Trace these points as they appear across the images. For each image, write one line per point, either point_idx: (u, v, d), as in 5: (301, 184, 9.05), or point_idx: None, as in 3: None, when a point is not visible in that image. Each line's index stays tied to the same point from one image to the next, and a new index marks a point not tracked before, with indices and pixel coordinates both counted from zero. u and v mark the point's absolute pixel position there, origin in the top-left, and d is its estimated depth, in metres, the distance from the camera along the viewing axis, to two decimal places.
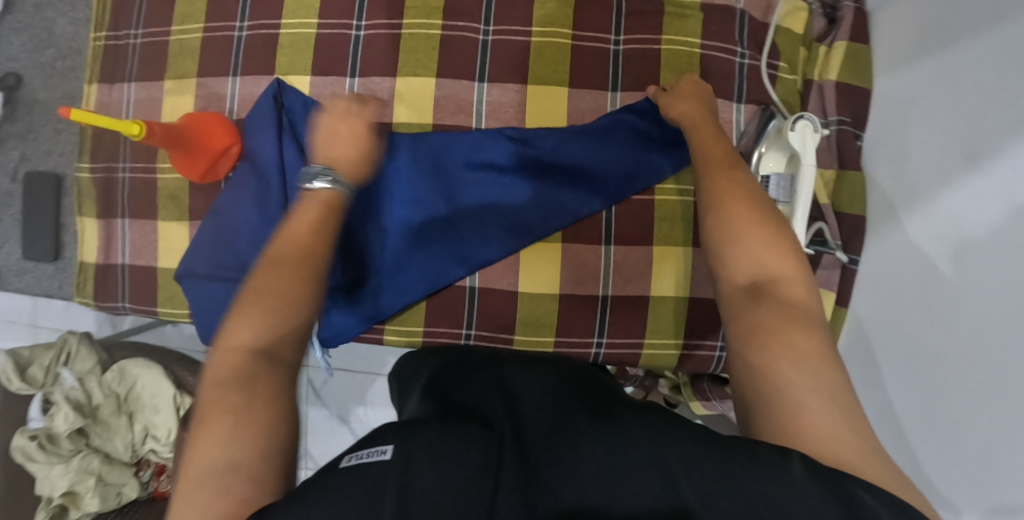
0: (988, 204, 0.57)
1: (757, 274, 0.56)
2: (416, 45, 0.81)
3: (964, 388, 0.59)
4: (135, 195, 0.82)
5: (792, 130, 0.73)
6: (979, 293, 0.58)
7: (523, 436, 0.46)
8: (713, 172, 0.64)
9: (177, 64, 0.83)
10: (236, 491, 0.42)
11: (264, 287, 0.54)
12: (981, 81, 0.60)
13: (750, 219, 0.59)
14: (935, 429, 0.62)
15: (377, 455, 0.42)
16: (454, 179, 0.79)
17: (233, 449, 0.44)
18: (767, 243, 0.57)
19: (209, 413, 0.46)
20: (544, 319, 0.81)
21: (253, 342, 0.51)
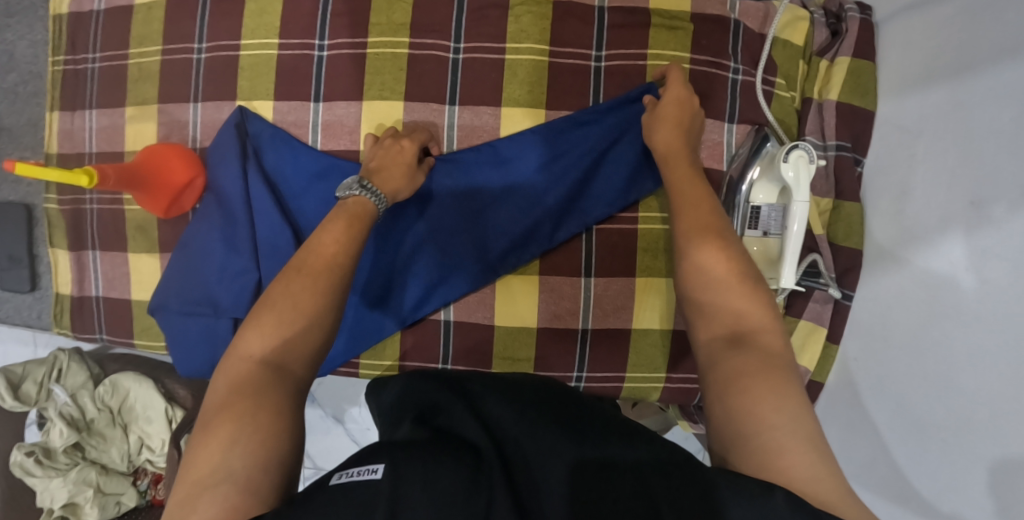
0: (1002, 258, 0.52)
1: (736, 327, 0.51)
2: (382, 66, 0.76)
3: (962, 450, 0.56)
4: (104, 226, 0.82)
5: (784, 162, 0.67)
6: (982, 355, 0.54)
7: (507, 456, 0.45)
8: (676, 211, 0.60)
9: (136, 89, 0.79)
10: (230, 499, 0.43)
11: (285, 295, 0.56)
12: (995, 123, 0.54)
13: (729, 269, 0.53)
14: (938, 463, 0.59)
15: (367, 475, 0.42)
16: (432, 199, 0.75)
17: (233, 458, 0.46)
18: (734, 273, 0.53)
19: (221, 417, 0.48)
20: (521, 354, 0.78)
21: (265, 355, 0.53)
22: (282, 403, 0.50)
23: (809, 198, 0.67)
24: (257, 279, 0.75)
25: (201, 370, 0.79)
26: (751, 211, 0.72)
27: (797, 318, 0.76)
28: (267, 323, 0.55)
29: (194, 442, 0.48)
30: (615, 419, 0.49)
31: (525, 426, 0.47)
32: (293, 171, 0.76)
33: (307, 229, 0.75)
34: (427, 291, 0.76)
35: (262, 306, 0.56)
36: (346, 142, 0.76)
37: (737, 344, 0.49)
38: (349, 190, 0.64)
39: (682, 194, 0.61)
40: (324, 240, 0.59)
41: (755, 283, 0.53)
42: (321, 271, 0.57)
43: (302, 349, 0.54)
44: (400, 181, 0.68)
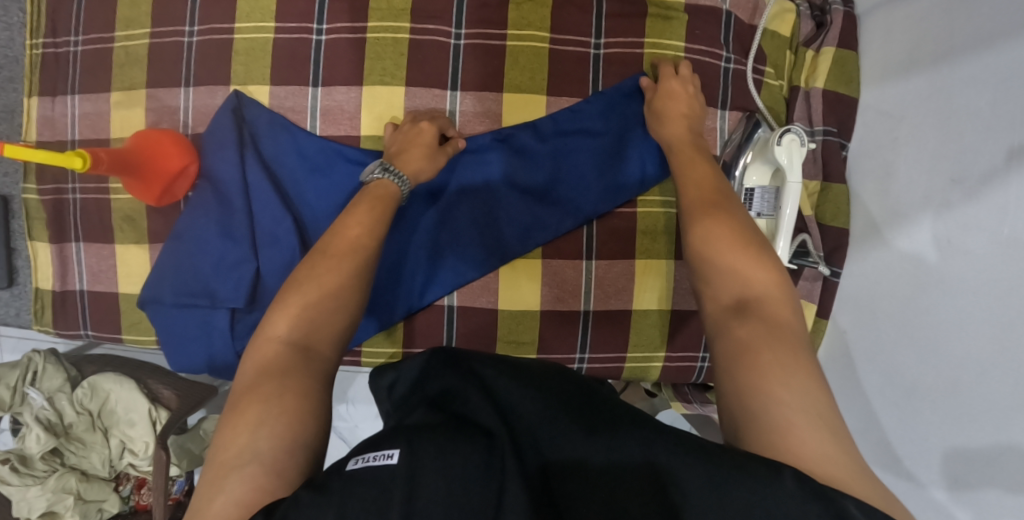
0: (980, 234, 0.56)
1: (741, 293, 0.52)
2: (382, 51, 0.75)
3: (947, 416, 0.59)
4: (88, 217, 0.78)
5: (777, 144, 0.70)
6: (966, 325, 0.58)
7: (520, 440, 0.44)
8: (691, 208, 0.60)
9: (123, 74, 0.77)
10: (256, 480, 0.43)
11: (310, 279, 0.56)
12: (976, 109, 0.58)
13: (733, 233, 0.56)
14: (918, 425, 0.63)
15: (384, 459, 0.42)
16: (436, 187, 0.76)
17: (259, 439, 0.45)
18: (735, 237, 0.56)
19: (248, 399, 0.48)
20: (524, 336, 0.79)
21: (292, 335, 0.53)
22: (310, 384, 0.50)
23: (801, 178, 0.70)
24: (255, 269, 0.74)
25: (197, 365, 0.77)
26: (746, 191, 0.75)
27: None
28: (294, 304, 0.55)
29: (221, 425, 0.47)
30: (619, 401, 0.49)
31: (538, 400, 0.47)
32: (295, 157, 0.75)
33: (310, 217, 0.75)
34: (428, 279, 0.76)
35: (289, 290, 0.56)
36: (347, 128, 0.76)
37: (744, 317, 0.50)
38: (373, 174, 0.66)
39: (688, 194, 0.62)
40: (350, 223, 0.61)
41: (763, 250, 0.55)
42: (346, 253, 0.59)
43: (329, 331, 0.54)
44: (423, 162, 0.70)
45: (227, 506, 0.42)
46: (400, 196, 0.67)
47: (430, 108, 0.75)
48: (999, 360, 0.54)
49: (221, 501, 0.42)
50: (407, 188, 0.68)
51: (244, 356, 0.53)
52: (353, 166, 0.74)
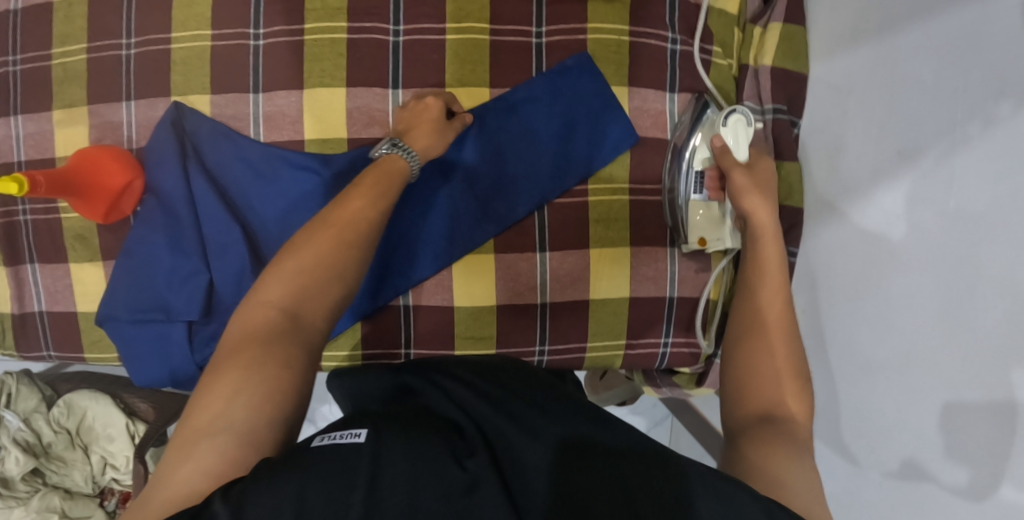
0: (926, 203, 0.56)
1: (768, 411, 0.54)
2: (321, 52, 0.74)
3: (903, 390, 0.59)
4: (40, 238, 0.78)
5: (725, 126, 0.70)
6: (917, 301, 0.57)
7: (485, 435, 0.45)
8: (760, 328, 0.59)
9: (64, 91, 0.76)
10: (227, 451, 0.45)
11: (307, 245, 0.57)
12: (923, 86, 0.57)
13: (786, 362, 0.56)
14: (878, 396, 0.63)
15: (351, 438, 0.42)
16: (445, 164, 0.76)
17: (236, 405, 0.47)
18: (789, 368, 0.56)
19: (231, 361, 0.50)
20: (483, 332, 0.78)
21: (284, 301, 0.54)
22: (294, 357, 0.51)
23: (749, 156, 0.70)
24: (209, 280, 0.74)
25: (158, 379, 0.77)
26: (698, 174, 0.74)
27: None
28: (288, 269, 0.56)
29: (202, 385, 0.49)
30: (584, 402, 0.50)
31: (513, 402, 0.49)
32: (240, 164, 0.74)
33: (258, 224, 0.75)
34: (381, 280, 0.76)
35: (287, 252, 0.57)
36: (290, 132, 0.75)
37: (765, 431, 0.51)
38: (382, 150, 0.66)
39: (767, 302, 0.60)
40: (352, 196, 0.61)
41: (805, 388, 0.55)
42: (346, 225, 0.59)
43: (320, 300, 0.55)
44: (430, 138, 0.69)
45: (196, 473, 0.44)
46: (409, 171, 0.66)
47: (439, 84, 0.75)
48: (951, 336, 0.54)
49: (187, 469, 0.44)
50: (417, 165, 0.68)
51: (236, 312, 0.55)
52: (297, 171, 0.74)
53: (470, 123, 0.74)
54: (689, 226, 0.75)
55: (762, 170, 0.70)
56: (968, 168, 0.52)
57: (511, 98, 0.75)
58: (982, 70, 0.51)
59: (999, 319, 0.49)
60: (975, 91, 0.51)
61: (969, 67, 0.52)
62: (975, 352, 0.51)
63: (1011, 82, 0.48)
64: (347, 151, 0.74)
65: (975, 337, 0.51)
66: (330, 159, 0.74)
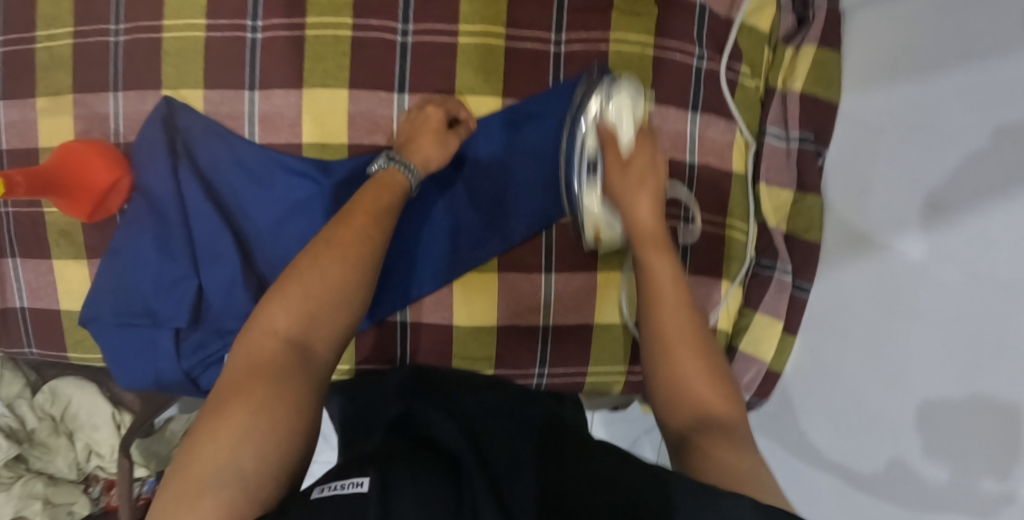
0: (954, 258, 0.53)
1: (703, 416, 0.49)
2: (323, 50, 0.69)
3: (907, 440, 0.57)
4: (22, 232, 0.75)
5: (608, 104, 0.65)
6: (932, 354, 0.55)
7: (489, 474, 0.45)
8: (659, 342, 0.53)
9: (48, 78, 0.71)
10: (230, 503, 0.43)
11: (315, 268, 0.54)
12: (959, 133, 0.53)
13: (701, 366, 0.52)
14: (881, 448, 0.60)
15: (354, 487, 0.41)
16: (450, 172, 0.72)
17: (241, 456, 0.45)
18: (707, 373, 0.51)
19: (235, 401, 0.48)
20: (480, 353, 0.75)
21: (291, 331, 0.52)
22: (302, 396, 0.49)
23: (634, 138, 0.63)
24: (197, 286, 0.72)
25: (142, 382, 0.75)
26: (587, 161, 0.67)
27: (753, 311, 0.75)
28: (292, 296, 0.53)
29: (201, 431, 0.46)
30: (582, 435, 0.50)
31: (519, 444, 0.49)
32: (235, 166, 0.71)
33: (253, 231, 0.72)
34: (378, 297, 0.72)
35: (290, 274, 0.54)
36: (287, 135, 0.71)
37: (708, 434, 0.47)
38: (377, 164, 0.63)
39: (663, 319, 0.54)
40: (357, 211, 0.58)
41: (726, 381, 0.52)
42: (352, 244, 0.56)
43: (328, 330, 0.53)
44: (433, 149, 0.65)
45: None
46: (409, 188, 0.63)
47: (442, 91, 0.71)
48: (960, 390, 0.52)
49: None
50: (417, 180, 0.64)
51: (239, 339, 0.53)
52: (295, 177, 0.71)
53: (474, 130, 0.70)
54: (580, 215, 0.69)
55: (638, 163, 0.61)
56: (998, 225, 0.49)
57: (523, 108, 0.71)
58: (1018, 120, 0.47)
59: (1010, 377, 0.47)
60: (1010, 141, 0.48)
61: (1008, 117, 0.48)
62: (979, 407, 0.50)
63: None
64: (347, 159, 0.70)
65: (991, 396, 0.49)
66: (330, 167, 0.70)
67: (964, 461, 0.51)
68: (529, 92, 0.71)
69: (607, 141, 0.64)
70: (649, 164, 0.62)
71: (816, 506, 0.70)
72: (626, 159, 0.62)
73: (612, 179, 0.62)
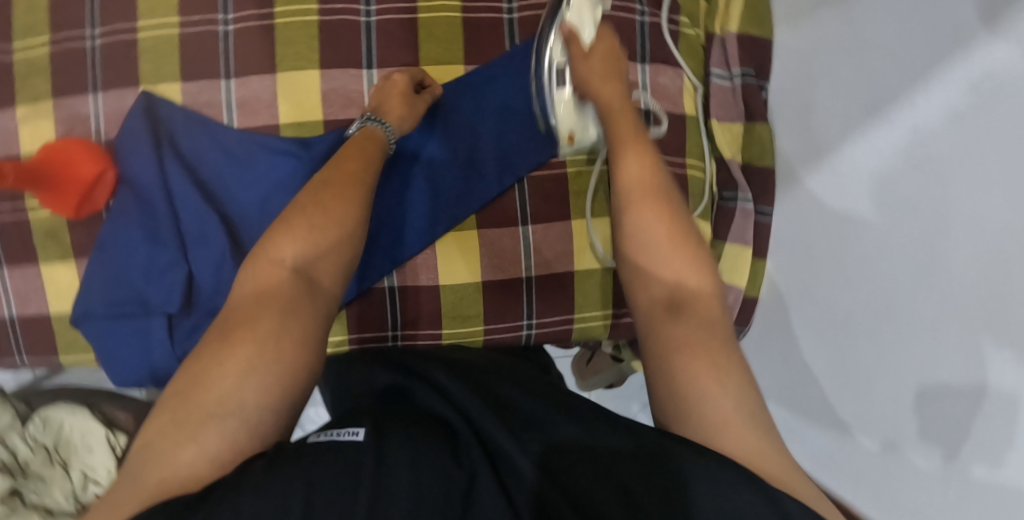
0: (895, 156, 0.59)
1: (674, 289, 0.50)
2: (292, 35, 0.74)
3: (887, 358, 0.62)
4: (8, 239, 0.76)
5: (569, 9, 0.70)
6: (892, 251, 0.61)
7: (483, 434, 0.47)
8: (625, 201, 0.54)
9: (27, 86, 0.74)
10: (232, 436, 0.45)
11: (317, 207, 0.57)
12: (887, 42, 0.60)
13: (669, 229, 0.53)
14: (857, 373, 0.67)
15: (350, 435, 0.43)
16: (427, 136, 0.76)
17: (246, 387, 0.46)
18: (675, 237, 0.52)
19: (241, 330, 0.49)
20: (469, 310, 0.78)
21: (297, 261, 0.54)
22: (309, 328, 0.51)
23: (595, 36, 0.69)
24: (188, 272, 0.74)
25: (139, 376, 0.76)
26: (556, 69, 0.71)
27: (723, 241, 0.80)
28: (296, 228, 0.56)
29: (203, 360, 0.48)
30: (562, 398, 0.50)
31: (490, 417, 0.48)
32: (217, 152, 0.74)
33: (239, 213, 0.74)
34: (364, 263, 0.75)
35: (292, 213, 0.56)
36: (265, 118, 0.75)
37: (683, 318, 0.48)
38: (356, 125, 0.67)
39: (632, 184, 0.55)
40: (347, 163, 0.61)
41: (696, 250, 0.52)
42: (343, 190, 0.59)
43: (333, 266, 0.56)
44: (405, 109, 0.70)
45: (201, 456, 0.44)
46: (386, 142, 0.68)
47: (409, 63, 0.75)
48: (920, 285, 0.58)
49: (192, 450, 0.44)
50: (394, 137, 0.69)
51: (244, 270, 0.55)
52: (276, 156, 0.74)
53: (439, 97, 0.75)
54: (556, 119, 0.73)
55: (599, 50, 0.67)
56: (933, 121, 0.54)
57: (490, 72, 0.76)
58: (934, 33, 0.54)
59: (967, 283, 0.53)
60: (934, 51, 0.54)
61: (925, 23, 0.55)
62: (945, 317, 0.55)
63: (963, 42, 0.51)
64: (327, 135, 0.74)
65: (950, 288, 0.55)
66: (310, 143, 0.73)
67: (948, 429, 0.57)
68: (489, 58, 0.77)
69: (570, 39, 0.68)
70: (609, 51, 0.67)
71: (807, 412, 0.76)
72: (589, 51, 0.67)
73: (576, 65, 0.67)
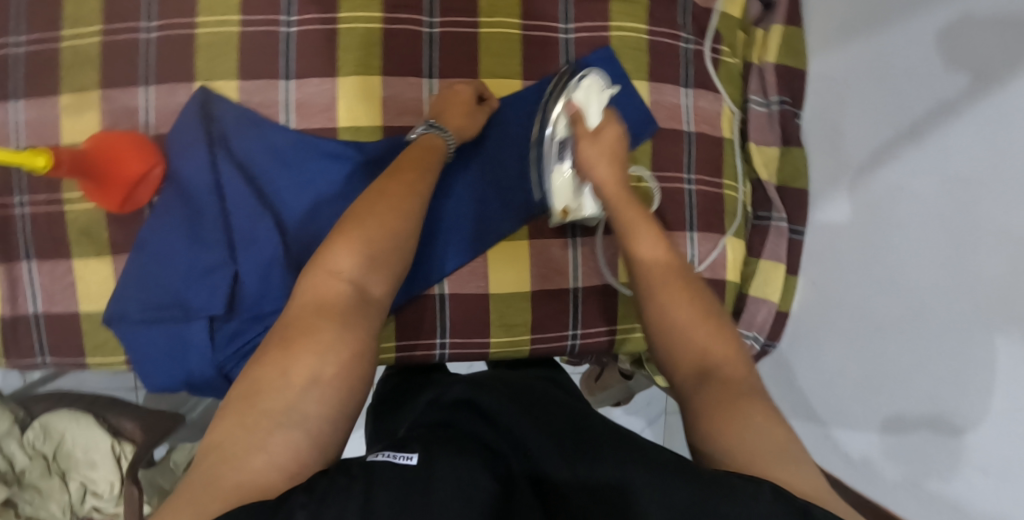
0: (927, 176, 0.65)
1: (704, 363, 0.49)
2: (355, 41, 0.74)
3: (917, 362, 0.67)
4: (38, 232, 0.73)
5: (577, 88, 0.71)
6: (920, 262, 0.66)
7: (522, 446, 0.46)
8: (646, 285, 0.54)
9: (73, 75, 0.72)
10: (298, 448, 0.42)
11: (371, 213, 0.56)
12: (918, 71, 0.66)
13: (694, 308, 0.52)
14: (885, 377, 0.72)
15: (405, 459, 0.42)
16: (475, 147, 0.78)
17: (308, 400, 0.45)
18: (698, 314, 0.51)
19: (301, 342, 0.47)
20: (516, 319, 0.79)
21: (354, 273, 0.52)
22: (365, 341, 0.49)
23: (601, 116, 0.70)
24: (234, 272, 0.71)
25: (173, 384, 0.72)
26: (558, 143, 0.72)
27: (757, 259, 0.84)
28: (354, 236, 0.54)
29: (270, 361, 0.46)
30: (610, 432, 0.48)
31: (554, 456, 0.44)
32: (266, 152, 0.73)
33: (290, 218, 0.73)
34: (416, 271, 0.75)
35: (348, 221, 0.55)
36: (321, 120, 0.74)
37: (713, 385, 0.47)
38: (419, 130, 0.67)
39: (649, 262, 0.55)
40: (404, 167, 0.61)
41: (720, 324, 0.51)
42: (403, 196, 0.58)
43: (388, 277, 0.54)
44: (463, 119, 0.72)
45: (270, 466, 0.41)
46: (445, 147, 0.68)
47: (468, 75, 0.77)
48: (956, 286, 0.63)
49: (261, 459, 0.41)
50: (453, 145, 0.69)
51: (300, 279, 0.53)
52: (329, 160, 0.73)
53: (496, 109, 0.77)
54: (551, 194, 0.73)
55: (606, 134, 0.65)
56: (960, 141, 0.61)
57: (537, 86, 0.78)
58: (968, 62, 0.60)
59: (979, 295, 0.60)
60: (965, 76, 0.60)
61: (966, 49, 0.60)
62: (969, 326, 0.61)
63: (992, 67, 0.57)
64: (382, 139, 0.74)
65: (977, 291, 0.60)
66: (363, 146, 0.73)
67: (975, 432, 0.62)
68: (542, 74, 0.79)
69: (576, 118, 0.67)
70: (615, 135, 0.65)
71: (838, 412, 0.80)
72: (596, 131, 0.65)
73: (580, 145, 0.65)
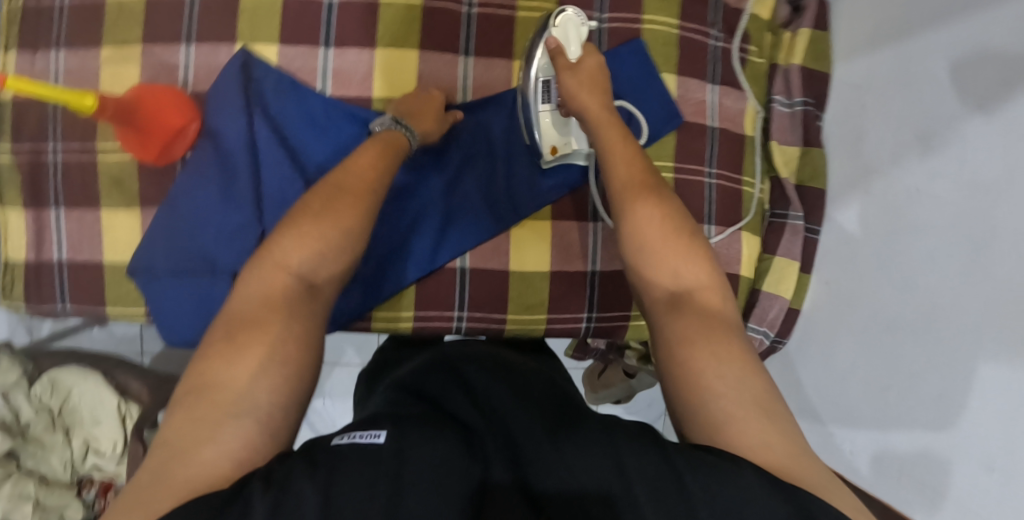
0: (945, 182, 0.66)
1: (677, 288, 0.52)
2: (395, 15, 0.76)
3: (932, 361, 0.68)
4: (69, 180, 0.73)
5: (555, 26, 0.73)
6: (935, 266, 0.67)
7: (507, 429, 0.44)
8: (623, 214, 0.57)
9: (116, 29, 0.74)
10: (249, 436, 0.41)
11: (328, 210, 0.55)
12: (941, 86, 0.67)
13: (665, 227, 0.55)
14: (897, 377, 0.72)
15: (371, 438, 0.40)
16: (494, 136, 0.79)
17: (258, 387, 0.44)
18: (669, 233, 0.55)
19: (252, 331, 0.47)
20: (534, 298, 0.80)
21: (301, 268, 0.52)
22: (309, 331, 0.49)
23: (581, 49, 0.72)
24: (259, 233, 0.71)
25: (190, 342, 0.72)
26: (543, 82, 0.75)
27: (772, 255, 0.86)
28: (305, 231, 0.54)
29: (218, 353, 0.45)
30: (606, 415, 0.46)
31: (539, 437, 0.42)
32: (303, 118, 0.73)
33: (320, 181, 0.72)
34: (440, 242, 0.77)
35: (302, 216, 0.54)
36: (357, 90, 0.76)
37: (686, 314, 0.50)
38: (384, 125, 0.68)
39: (625, 197, 0.57)
40: (365, 162, 0.61)
41: (693, 244, 0.55)
42: (365, 193, 0.58)
43: (335, 272, 0.54)
44: (433, 124, 0.72)
45: (224, 457, 0.40)
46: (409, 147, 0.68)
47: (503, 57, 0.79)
48: (968, 291, 0.63)
49: (211, 451, 0.40)
50: (416, 143, 0.70)
51: (244, 272, 0.52)
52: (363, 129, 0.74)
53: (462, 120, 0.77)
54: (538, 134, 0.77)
55: (587, 66, 0.70)
56: (975, 150, 0.62)
57: None
58: (992, 80, 0.60)
59: (981, 301, 0.62)
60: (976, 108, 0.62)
61: (981, 75, 0.61)
62: (982, 338, 0.62)
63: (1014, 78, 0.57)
64: None
65: (990, 298, 0.61)
66: None
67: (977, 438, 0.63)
68: None
69: (556, 55, 0.71)
70: (595, 68, 0.70)
71: (847, 409, 0.80)
72: (576, 63, 0.71)
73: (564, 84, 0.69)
